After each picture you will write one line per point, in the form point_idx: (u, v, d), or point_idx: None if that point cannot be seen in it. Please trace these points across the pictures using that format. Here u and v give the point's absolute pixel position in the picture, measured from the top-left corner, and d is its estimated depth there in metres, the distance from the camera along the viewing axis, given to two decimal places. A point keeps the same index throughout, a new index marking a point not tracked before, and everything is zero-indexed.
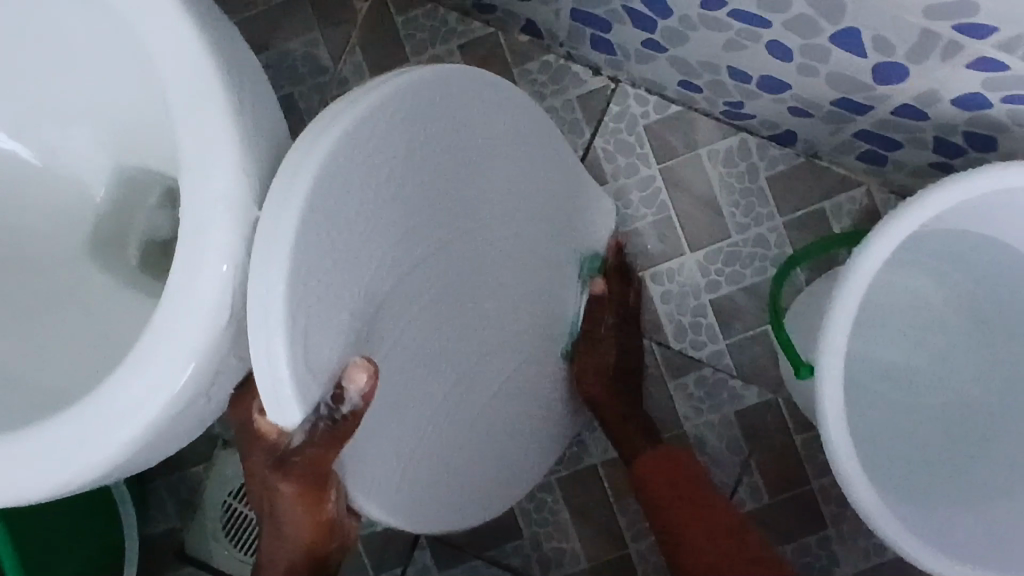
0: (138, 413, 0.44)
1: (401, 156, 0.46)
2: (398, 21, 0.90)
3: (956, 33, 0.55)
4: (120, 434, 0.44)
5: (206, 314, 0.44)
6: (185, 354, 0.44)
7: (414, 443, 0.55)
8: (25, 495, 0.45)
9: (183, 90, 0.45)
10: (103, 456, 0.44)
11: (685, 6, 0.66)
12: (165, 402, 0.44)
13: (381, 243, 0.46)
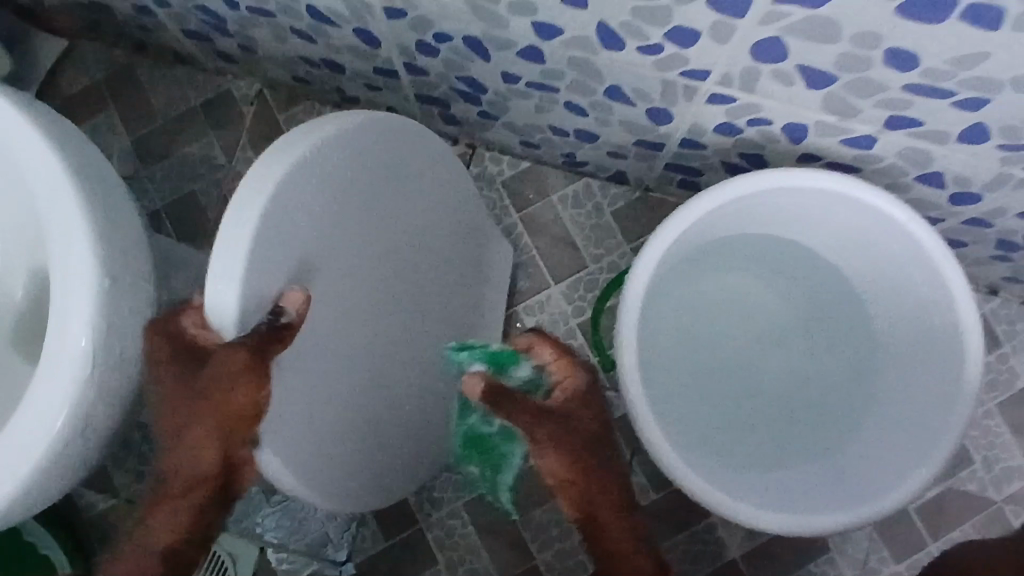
0: (25, 454, 0.54)
1: (350, 185, 0.57)
2: (280, 119, 1.04)
3: (684, 78, 0.69)
4: (11, 473, 0.54)
5: (72, 364, 0.54)
6: (59, 398, 0.54)
7: (332, 454, 0.62)
8: None
9: (45, 198, 0.56)
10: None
11: (494, 80, 0.81)
12: (46, 440, 0.54)
13: (316, 264, 0.56)
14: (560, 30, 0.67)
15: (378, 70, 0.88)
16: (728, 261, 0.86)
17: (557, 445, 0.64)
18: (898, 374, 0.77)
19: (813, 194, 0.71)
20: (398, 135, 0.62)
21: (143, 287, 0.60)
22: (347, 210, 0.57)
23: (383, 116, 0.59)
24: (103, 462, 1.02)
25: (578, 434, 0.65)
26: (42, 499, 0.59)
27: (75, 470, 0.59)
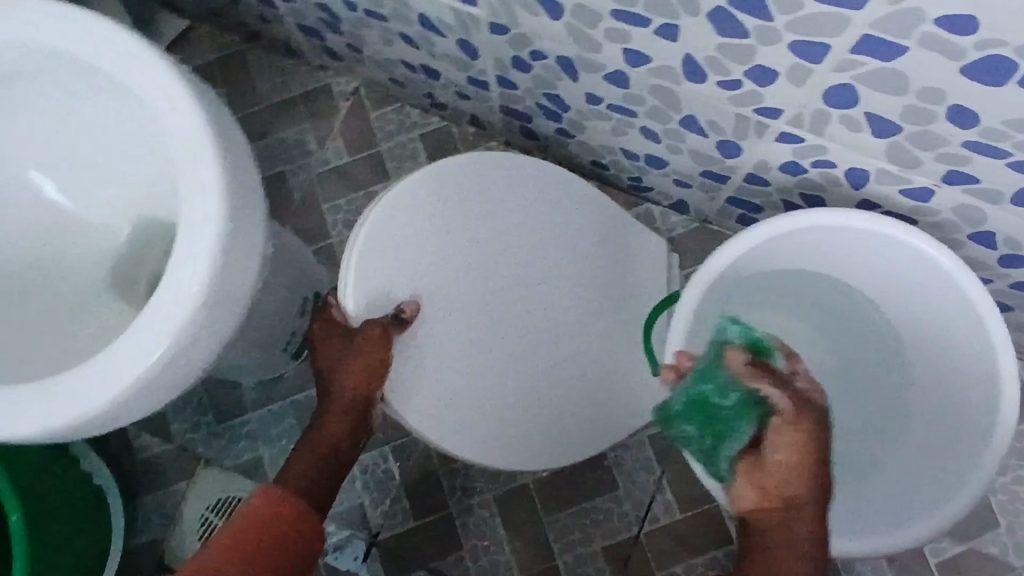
0: (138, 364, 0.61)
1: (447, 209, 0.77)
2: (371, 116, 1.13)
3: (758, 115, 0.74)
4: (123, 379, 0.61)
5: (191, 292, 0.62)
6: (176, 319, 0.61)
7: (453, 404, 0.77)
8: (52, 425, 0.62)
9: (184, 148, 0.64)
10: (107, 398, 0.61)
11: (578, 99, 0.88)
12: (159, 354, 0.61)
13: (428, 264, 0.75)
14: (647, 58, 0.73)
15: (471, 79, 0.96)
16: (783, 294, 0.90)
17: (797, 450, 0.61)
18: (940, 426, 0.81)
19: (885, 239, 0.76)
20: (489, 172, 0.81)
21: (254, 237, 0.67)
22: (450, 224, 0.77)
23: (465, 160, 0.79)
24: (164, 409, 1.09)
25: (821, 456, 0.61)
26: (137, 412, 0.66)
27: (168, 390, 0.66)
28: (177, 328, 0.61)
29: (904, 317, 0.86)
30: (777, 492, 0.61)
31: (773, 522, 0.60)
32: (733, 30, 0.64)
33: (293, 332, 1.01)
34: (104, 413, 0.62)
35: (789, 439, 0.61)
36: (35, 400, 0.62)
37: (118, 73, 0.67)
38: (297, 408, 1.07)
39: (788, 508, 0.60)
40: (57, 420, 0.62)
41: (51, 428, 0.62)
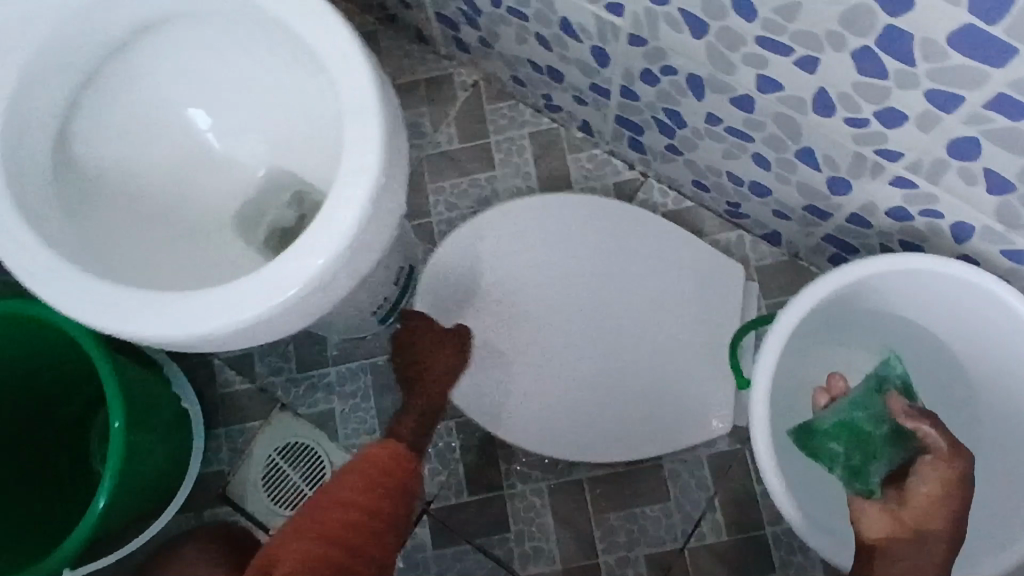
0: (283, 289, 0.67)
1: (523, 228, 0.99)
2: (486, 108, 1.19)
3: (878, 156, 0.77)
4: (268, 301, 0.67)
5: (339, 231, 0.67)
6: (323, 254, 0.67)
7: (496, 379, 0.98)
8: (196, 331, 0.68)
9: (352, 102, 0.70)
10: (252, 313, 0.67)
11: (698, 118, 0.92)
12: (303, 283, 0.67)
13: (495, 268, 0.98)
14: (779, 86, 0.77)
15: (594, 86, 1.01)
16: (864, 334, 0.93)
17: (942, 485, 0.72)
18: (1012, 491, 0.82)
19: (988, 299, 0.79)
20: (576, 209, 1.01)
21: (395, 195, 0.72)
22: (522, 240, 0.99)
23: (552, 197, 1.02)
24: (251, 350, 1.15)
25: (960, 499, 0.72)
26: (266, 335, 0.71)
27: (299, 319, 0.71)
28: (323, 262, 0.66)
29: (988, 377, 0.87)
30: (911, 523, 0.72)
31: (904, 544, 0.71)
32: (873, 69, 0.67)
33: (386, 299, 1.06)
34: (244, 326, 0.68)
35: (935, 476, 0.73)
36: (186, 306, 0.68)
37: (299, 28, 0.74)
38: (375, 371, 1.12)
39: (919, 538, 0.71)
40: (201, 328, 0.68)
41: (193, 334, 0.68)
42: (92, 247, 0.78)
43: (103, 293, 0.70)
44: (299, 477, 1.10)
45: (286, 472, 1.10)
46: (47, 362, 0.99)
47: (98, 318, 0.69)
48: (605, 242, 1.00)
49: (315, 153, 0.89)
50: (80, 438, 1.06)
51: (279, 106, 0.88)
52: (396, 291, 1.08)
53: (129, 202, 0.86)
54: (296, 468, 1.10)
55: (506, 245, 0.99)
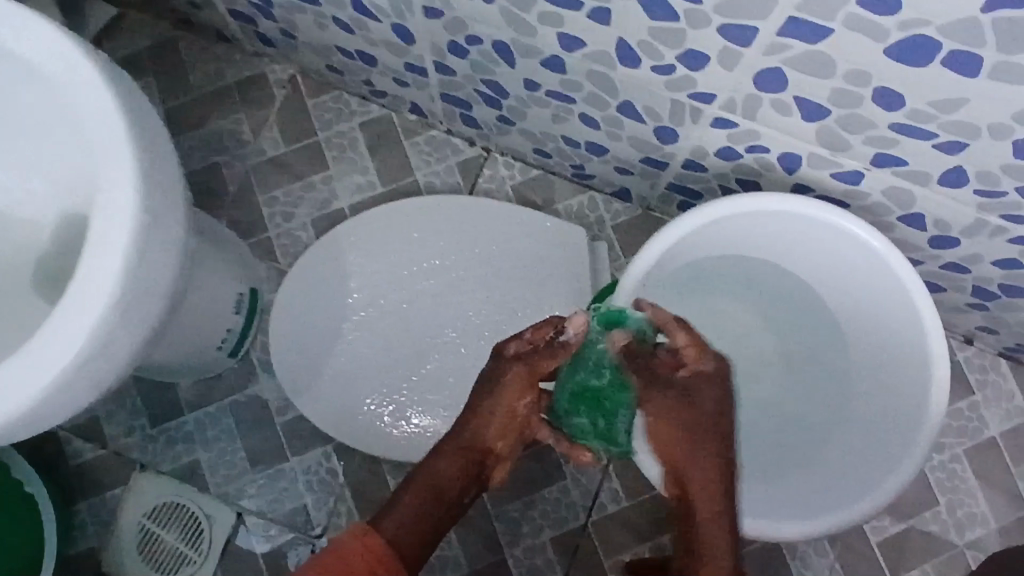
0: (51, 364, 0.58)
1: (373, 240, 1.04)
2: (308, 105, 1.10)
3: (693, 100, 0.74)
4: (36, 380, 0.58)
5: (105, 287, 0.58)
6: (91, 317, 0.58)
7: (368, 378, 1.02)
8: None
9: (98, 136, 0.61)
10: (21, 398, 0.58)
11: (517, 86, 0.86)
12: (75, 353, 0.58)
13: (355, 281, 1.04)
14: (581, 43, 0.72)
15: (408, 66, 0.94)
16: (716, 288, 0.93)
17: (658, 416, 0.70)
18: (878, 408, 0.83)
19: (816, 224, 0.78)
20: (424, 211, 1.05)
21: (177, 229, 0.64)
22: (376, 251, 1.04)
23: (399, 205, 1.05)
24: (95, 413, 1.04)
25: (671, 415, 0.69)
26: (54, 417, 0.62)
27: (90, 390, 0.63)
28: (93, 326, 0.58)
29: (840, 300, 0.87)
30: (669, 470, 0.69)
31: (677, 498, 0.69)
32: (663, 13, 0.63)
33: (228, 331, 0.98)
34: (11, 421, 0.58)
35: (653, 413, 0.71)
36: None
37: (25, 56, 0.63)
38: (236, 408, 1.03)
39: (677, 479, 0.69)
40: None
41: None
42: None
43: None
44: (176, 538, 1.00)
45: (159, 534, 1.00)
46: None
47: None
48: (456, 240, 1.04)
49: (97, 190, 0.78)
50: None
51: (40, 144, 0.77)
52: (241, 320, 1.00)
53: None
54: (171, 530, 1.00)
55: (366, 262, 1.04)
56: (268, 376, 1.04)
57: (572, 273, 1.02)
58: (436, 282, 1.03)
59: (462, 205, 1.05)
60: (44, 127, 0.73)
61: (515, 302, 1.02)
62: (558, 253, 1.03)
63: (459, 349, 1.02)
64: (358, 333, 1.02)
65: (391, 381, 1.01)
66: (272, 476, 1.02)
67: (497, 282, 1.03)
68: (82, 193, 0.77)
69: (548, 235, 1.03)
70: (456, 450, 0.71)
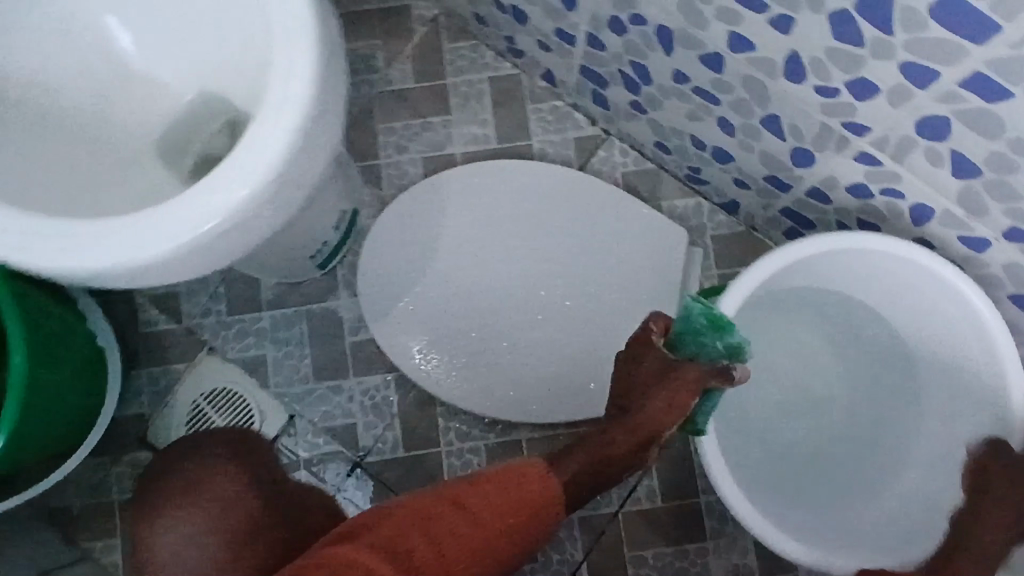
0: (197, 225, 0.61)
1: (475, 192, 1.06)
2: (445, 48, 1.12)
3: (845, 129, 0.74)
4: (179, 235, 0.61)
5: (263, 166, 0.61)
6: (244, 191, 0.61)
7: (442, 320, 1.04)
8: (99, 262, 0.61)
9: (281, 23, 0.63)
10: (160, 249, 0.61)
11: (665, 75, 0.87)
12: (221, 221, 0.61)
13: (451, 227, 1.06)
14: (751, 46, 0.73)
15: (559, 32, 0.95)
16: (801, 312, 0.94)
17: None
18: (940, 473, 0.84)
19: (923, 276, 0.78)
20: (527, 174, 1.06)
21: (333, 130, 0.66)
22: (475, 204, 1.06)
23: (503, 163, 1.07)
24: (178, 288, 1.08)
25: None
26: (183, 274, 0.65)
27: (219, 258, 0.66)
28: (244, 200, 0.61)
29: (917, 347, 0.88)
30: None
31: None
32: (850, 37, 0.63)
33: (324, 243, 1.01)
34: (126, 269, 0.62)
35: None
36: (70, 237, 0.62)
37: None
38: (310, 318, 1.07)
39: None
40: (105, 260, 0.61)
41: (97, 265, 0.61)
42: None
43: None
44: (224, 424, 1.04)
45: (210, 419, 1.04)
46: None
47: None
48: (554, 212, 1.06)
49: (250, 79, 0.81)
50: None
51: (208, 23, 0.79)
52: (338, 236, 1.03)
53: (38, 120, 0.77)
54: (222, 415, 1.04)
55: (466, 211, 1.06)
56: (346, 295, 1.07)
57: (663, 271, 1.03)
58: (526, 247, 1.05)
59: (565, 180, 1.06)
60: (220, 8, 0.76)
61: (600, 285, 1.04)
62: (655, 250, 1.04)
63: (535, 316, 1.04)
64: (443, 277, 1.04)
65: (463, 329, 1.04)
66: (330, 390, 1.06)
67: (587, 261, 1.04)
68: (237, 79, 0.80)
69: (649, 229, 1.04)
70: (628, 431, 0.73)
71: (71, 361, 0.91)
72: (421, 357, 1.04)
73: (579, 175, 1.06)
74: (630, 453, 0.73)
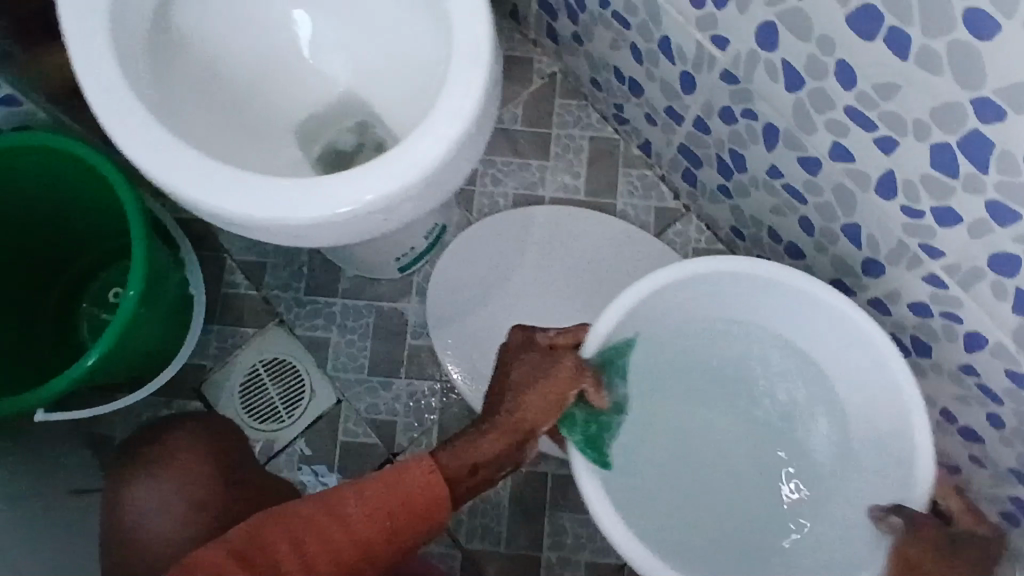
0: (348, 201, 0.68)
1: (544, 231, 1.15)
2: (556, 101, 1.22)
3: (920, 249, 0.81)
4: (330, 206, 0.68)
5: (419, 166, 0.69)
6: (397, 183, 0.68)
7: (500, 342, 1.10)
8: (256, 212, 0.69)
9: (465, 52, 0.72)
10: (312, 215, 0.68)
11: (760, 168, 0.95)
12: (371, 204, 0.69)
13: (527, 260, 1.13)
14: (851, 158, 0.81)
15: (669, 110, 1.04)
16: (715, 361, 0.97)
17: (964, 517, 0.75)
18: None
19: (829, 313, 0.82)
20: (567, 221, 1.15)
21: (478, 150, 0.74)
22: (544, 241, 1.14)
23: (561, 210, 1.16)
24: (267, 259, 1.15)
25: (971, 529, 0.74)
26: (317, 240, 0.73)
27: (352, 235, 0.73)
28: (395, 190, 0.68)
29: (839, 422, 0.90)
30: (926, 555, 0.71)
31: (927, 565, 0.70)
32: (947, 167, 0.71)
33: (411, 248, 1.09)
34: (272, 224, 0.69)
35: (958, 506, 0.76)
36: (228, 183, 0.70)
37: None
38: (379, 313, 1.13)
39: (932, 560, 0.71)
40: (259, 211, 0.69)
41: (251, 213, 0.69)
42: (166, 105, 0.79)
43: (163, 141, 0.71)
44: (276, 393, 1.10)
45: (265, 385, 1.10)
46: (73, 192, 1.02)
47: (145, 157, 0.70)
48: (617, 265, 1.13)
49: (397, 88, 0.90)
50: (78, 288, 1.12)
51: (373, 34, 0.89)
52: (424, 245, 1.10)
53: (210, 80, 0.86)
54: (275, 384, 1.10)
55: (543, 249, 1.14)
56: (416, 301, 1.14)
57: None
58: (590, 292, 1.12)
59: (627, 237, 1.14)
60: (394, 25, 0.86)
61: None
62: None
63: None
64: (509, 304, 1.11)
65: None
66: (380, 385, 1.11)
67: None
68: (391, 87, 0.90)
69: None
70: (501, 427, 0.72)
71: (163, 302, 0.98)
72: (472, 372, 1.09)
73: (645, 236, 1.14)
74: (499, 456, 0.72)
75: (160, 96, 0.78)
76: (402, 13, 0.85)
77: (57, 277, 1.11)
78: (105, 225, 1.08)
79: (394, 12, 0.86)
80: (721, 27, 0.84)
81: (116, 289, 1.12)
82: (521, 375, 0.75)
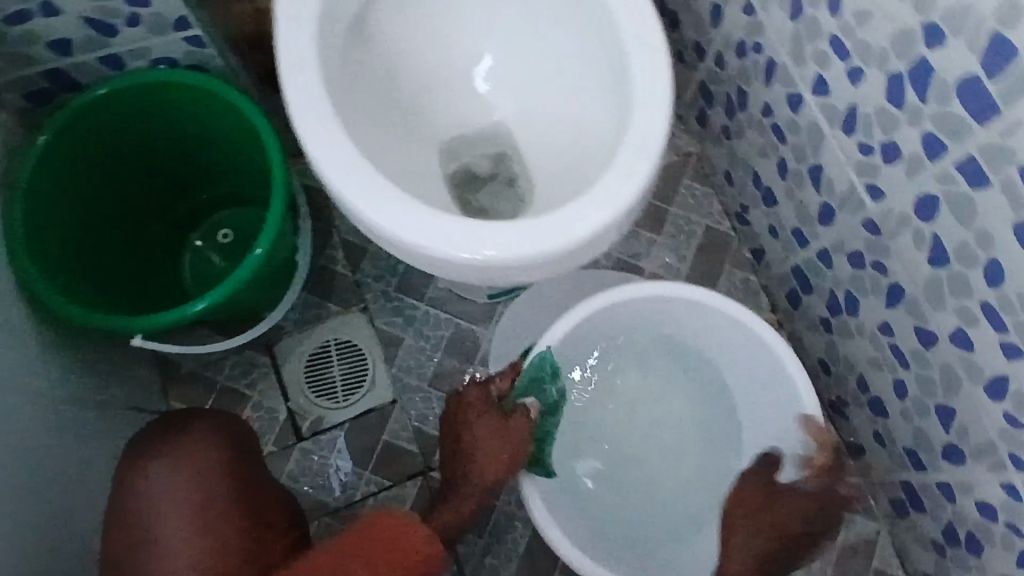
0: (491, 251, 0.71)
1: None
2: (683, 181, 1.23)
3: (1008, 457, 0.80)
4: (473, 250, 0.71)
5: (565, 239, 0.71)
6: (540, 247, 0.71)
7: None
8: (404, 235, 0.72)
9: (637, 142, 0.73)
10: (453, 253, 0.72)
11: (871, 319, 0.95)
12: (509, 259, 0.71)
13: None
14: (970, 347, 0.80)
15: (795, 230, 1.04)
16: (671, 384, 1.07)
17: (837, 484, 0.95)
18: None
19: (781, 373, 0.94)
20: None
21: (621, 235, 0.76)
22: None
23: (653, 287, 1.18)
24: (370, 246, 1.19)
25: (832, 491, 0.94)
26: (447, 274, 0.76)
27: (480, 278, 0.76)
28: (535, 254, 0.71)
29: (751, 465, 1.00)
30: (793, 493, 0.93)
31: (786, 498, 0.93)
32: None
33: None
34: (414, 249, 0.73)
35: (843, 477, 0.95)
36: (388, 202, 0.73)
37: (628, 48, 0.78)
38: (456, 330, 1.16)
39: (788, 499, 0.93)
40: (407, 234, 0.72)
41: (400, 234, 0.72)
42: (347, 98, 0.84)
43: (342, 144, 0.75)
44: (339, 373, 1.14)
45: (332, 362, 1.15)
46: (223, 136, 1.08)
47: (320, 151, 0.75)
48: None
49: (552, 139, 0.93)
50: (192, 220, 1.19)
51: (546, 83, 0.92)
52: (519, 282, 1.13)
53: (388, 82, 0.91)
54: (342, 365, 1.15)
55: None
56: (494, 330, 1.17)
57: None
58: None
59: None
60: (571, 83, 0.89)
61: None
62: None
63: None
64: None
65: None
66: (437, 397, 1.14)
67: None
68: (547, 137, 0.93)
69: None
70: (478, 483, 0.83)
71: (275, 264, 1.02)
72: None
73: None
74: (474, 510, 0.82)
75: (343, 91, 0.83)
76: (582, 75, 0.88)
77: (182, 203, 1.17)
78: (237, 172, 1.14)
79: (574, 71, 0.89)
80: (881, 179, 0.83)
81: (224, 231, 1.18)
82: (484, 426, 0.87)
